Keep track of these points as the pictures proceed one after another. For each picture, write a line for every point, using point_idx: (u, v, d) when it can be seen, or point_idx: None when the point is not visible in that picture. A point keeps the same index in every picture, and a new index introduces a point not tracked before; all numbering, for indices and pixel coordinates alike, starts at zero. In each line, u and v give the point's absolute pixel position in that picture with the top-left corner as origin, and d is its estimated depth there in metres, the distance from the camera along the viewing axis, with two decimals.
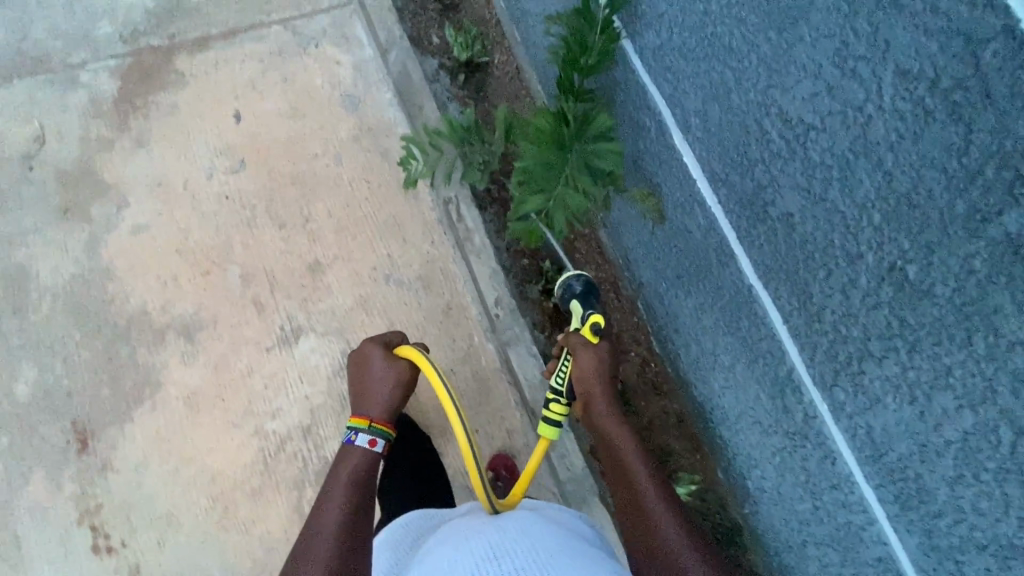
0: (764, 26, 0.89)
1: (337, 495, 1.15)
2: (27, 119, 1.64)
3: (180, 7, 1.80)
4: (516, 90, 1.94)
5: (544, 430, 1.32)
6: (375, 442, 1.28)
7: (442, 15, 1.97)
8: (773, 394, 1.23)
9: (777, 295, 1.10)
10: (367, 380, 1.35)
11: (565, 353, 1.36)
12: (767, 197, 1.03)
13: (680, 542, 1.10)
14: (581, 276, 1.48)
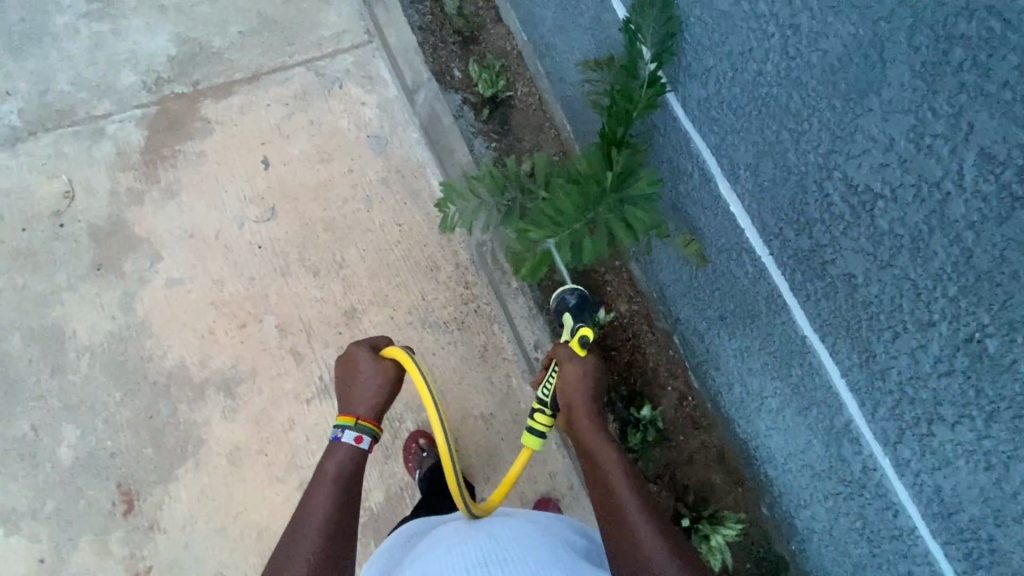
0: (827, 93, 0.88)
1: (321, 495, 1.00)
2: (55, 174, 1.62)
3: (202, 53, 1.79)
4: (540, 122, 1.90)
5: (527, 440, 1.21)
6: (360, 441, 1.08)
7: (463, 47, 1.94)
8: (827, 442, 1.23)
9: (835, 349, 1.09)
10: (353, 378, 1.16)
11: (551, 363, 1.27)
12: (826, 255, 1.02)
13: (665, 563, 0.96)
14: (577, 290, 1.57)
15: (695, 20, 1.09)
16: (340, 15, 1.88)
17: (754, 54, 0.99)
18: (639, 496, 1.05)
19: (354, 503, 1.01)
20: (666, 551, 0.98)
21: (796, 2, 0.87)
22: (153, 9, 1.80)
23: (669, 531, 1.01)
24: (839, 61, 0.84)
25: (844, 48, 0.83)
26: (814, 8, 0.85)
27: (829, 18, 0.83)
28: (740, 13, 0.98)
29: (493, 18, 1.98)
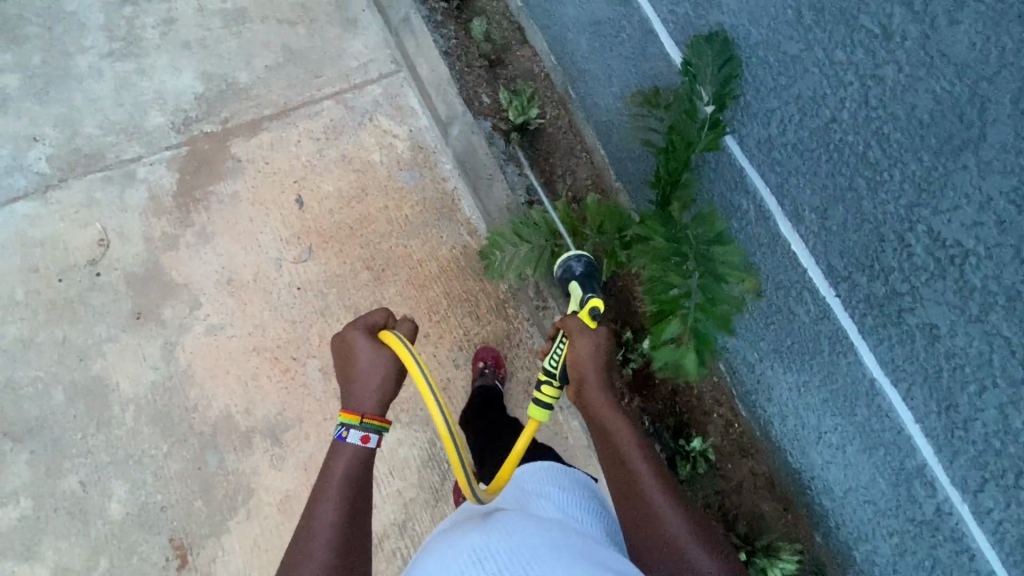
0: (914, 146, 0.86)
1: (328, 501, 0.97)
2: (88, 222, 1.60)
3: (229, 89, 1.76)
4: (571, 143, 1.84)
5: (534, 412, 1.18)
6: (369, 440, 1.06)
7: (489, 71, 1.86)
8: (895, 481, 1.21)
9: (909, 395, 1.08)
10: (352, 371, 1.13)
11: (559, 332, 1.20)
12: (904, 303, 0.99)
13: (685, 534, 0.99)
14: (583, 257, 1.38)
15: (758, 61, 1.06)
16: (365, 44, 1.84)
17: (827, 100, 0.96)
18: (656, 470, 1.06)
19: (363, 506, 0.99)
20: (684, 522, 1.01)
21: (880, 53, 0.84)
22: (177, 47, 1.77)
23: (684, 503, 1.04)
24: (930, 116, 0.82)
25: (936, 104, 0.81)
26: (903, 62, 0.82)
27: (918, 74, 0.81)
28: (813, 59, 0.95)
29: (519, 39, 1.90)
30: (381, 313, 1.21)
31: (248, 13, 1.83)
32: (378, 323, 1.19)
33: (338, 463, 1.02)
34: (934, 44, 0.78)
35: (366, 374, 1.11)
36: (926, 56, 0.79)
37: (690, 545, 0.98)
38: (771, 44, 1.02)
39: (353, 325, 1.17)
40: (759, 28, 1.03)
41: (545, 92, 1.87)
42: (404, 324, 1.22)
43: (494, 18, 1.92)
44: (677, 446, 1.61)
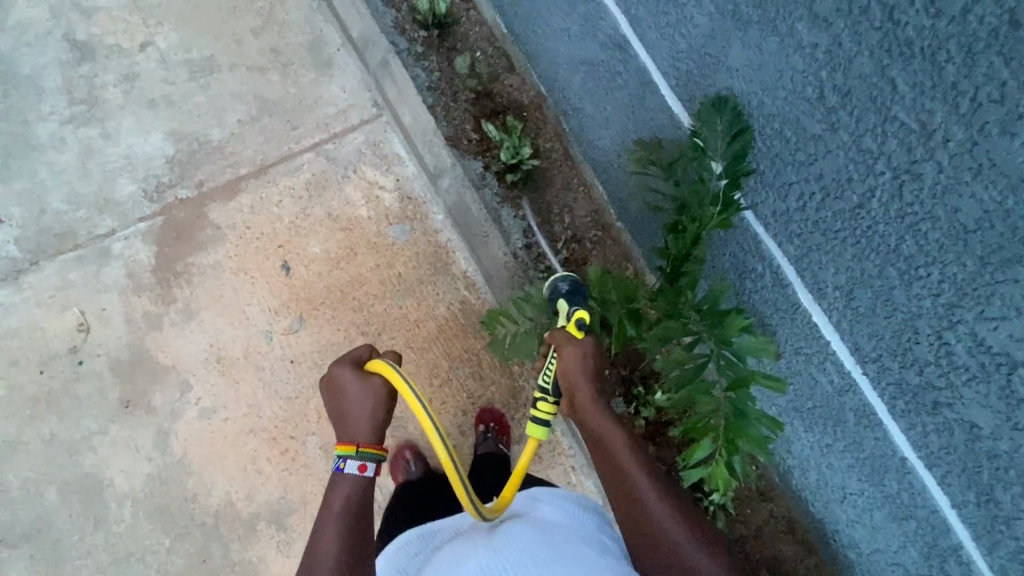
0: (957, 250, 0.77)
1: (329, 529, 0.96)
2: (64, 306, 1.52)
3: (202, 149, 1.65)
4: (568, 177, 1.73)
5: (532, 431, 1.15)
6: (366, 468, 1.02)
7: (476, 104, 1.74)
8: (926, 553, 1.16)
9: (945, 481, 1.01)
10: (343, 405, 1.10)
11: (548, 349, 1.15)
12: (940, 396, 0.92)
13: (679, 534, 0.97)
14: (567, 277, 1.25)
15: (774, 133, 0.96)
16: (343, 88, 1.72)
17: (854, 185, 0.87)
18: (649, 474, 1.03)
19: (365, 533, 0.98)
20: (679, 523, 0.98)
21: (917, 149, 0.75)
22: (143, 107, 1.66)
23: (679, 503, 1.01)
24: (975, 223, 0.73)
25: (983, 212, 0.71)
26: (945, 162, 0.72)
27: (964, 178, 0.71)
28: (838, 142, 0.85)
29: (506, 66, 1.79)
30: (365, 346, 1.20)
31: (215, 62, 1.71)
32: (365, 356, 1.17)
33: (337, 493, 1.01)
34: (983, 150, 0.68)
35: (355, 407, 1.09)
36: (973, 161, 0.69)
37: (685, 546, 0.96)
38: (788, 119, 0.92)
39: (337, 360, 1.15)
40: (774, 100, 0.93)
41: (537, 123, 1.76)
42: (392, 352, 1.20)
43: (479, 44, 1.80)
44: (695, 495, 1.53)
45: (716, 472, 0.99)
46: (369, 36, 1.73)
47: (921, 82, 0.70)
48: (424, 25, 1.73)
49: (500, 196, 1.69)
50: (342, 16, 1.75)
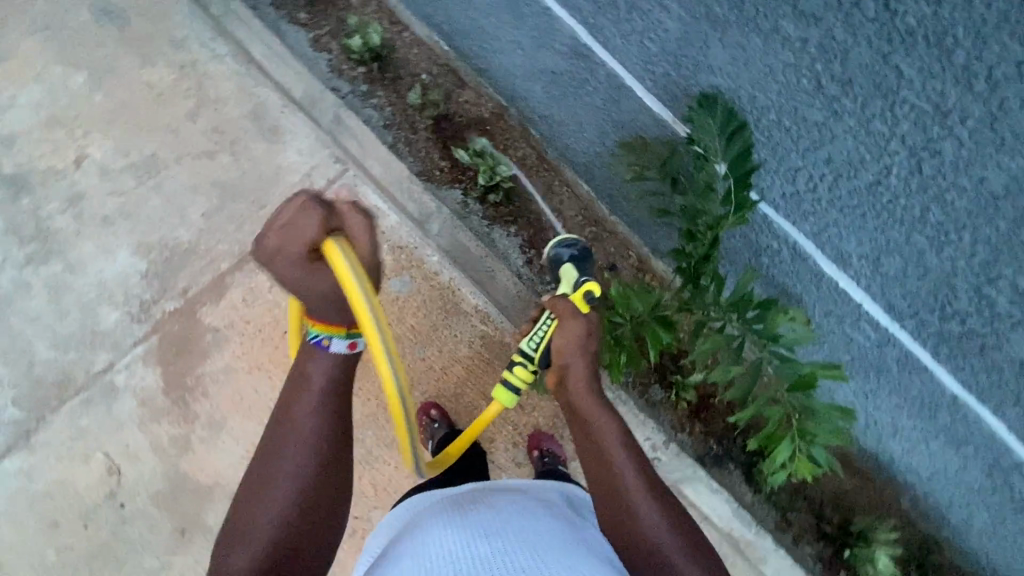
0: (987, 215, 0.78)
1: (309, 417, 0.88)
2: (87, 453, 1.46)
3: (175, 254, 1.57)
4: (547, 181, 1.65)
5: (499, 395, 1.02)
6: (356, 349, 0.90)
7: (436, 129, 1.64)
8: (988, 470, 1.21)
9: (1000, 410, 1.05)
10: (309, 291, 0.83)
11: (545, 315, 1.02)
12: (985, 340, 0.94)
13: (665, 535, 0.86)
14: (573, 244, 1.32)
15: (771, 124, 0.94)
16: (300, 151, 1.63)
17: (867, 165, 0.85)
18: (638, 467, 0.93)
19: (347, 430, 0.92)
20: (666, 524, 0.87)
21: (933, 128, 0.74)
22: (99, 226, 1.57)
23: (667, 502, 0.91)
24: (1005, 190, 0.73)
25: (1012, 178, 0.72)
26: (964, 138, 0.72)
27: (988, 151, 0.71)
28: (844, 127, 0.84)
29: (455, 82, 1.69)
30: (316, 220, 0.79)
31: (159, 159, 1.61)
32: (318, 240, 0.79)
33: (316, 370, 0.89)
34: (1005, 125, 0.68)
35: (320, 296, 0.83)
36: (996, 136, 0.69)
37: (670, 549, 0.85)
38: (786, 110, 0.89)
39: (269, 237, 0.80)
40: (767, 94, 0.90)
41: (502, 134, 1.66)
42: (356, 218, 0.81)
43: (421, 66, 1.69)
44: (751, 456, 1.53)
45: (799, 466, 1.10)
46: (312, 91, 1.64)
47: (930, 66, 0.69)
48: (361, 61, 1.66)
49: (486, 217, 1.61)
50: (278, 77, 1.65)
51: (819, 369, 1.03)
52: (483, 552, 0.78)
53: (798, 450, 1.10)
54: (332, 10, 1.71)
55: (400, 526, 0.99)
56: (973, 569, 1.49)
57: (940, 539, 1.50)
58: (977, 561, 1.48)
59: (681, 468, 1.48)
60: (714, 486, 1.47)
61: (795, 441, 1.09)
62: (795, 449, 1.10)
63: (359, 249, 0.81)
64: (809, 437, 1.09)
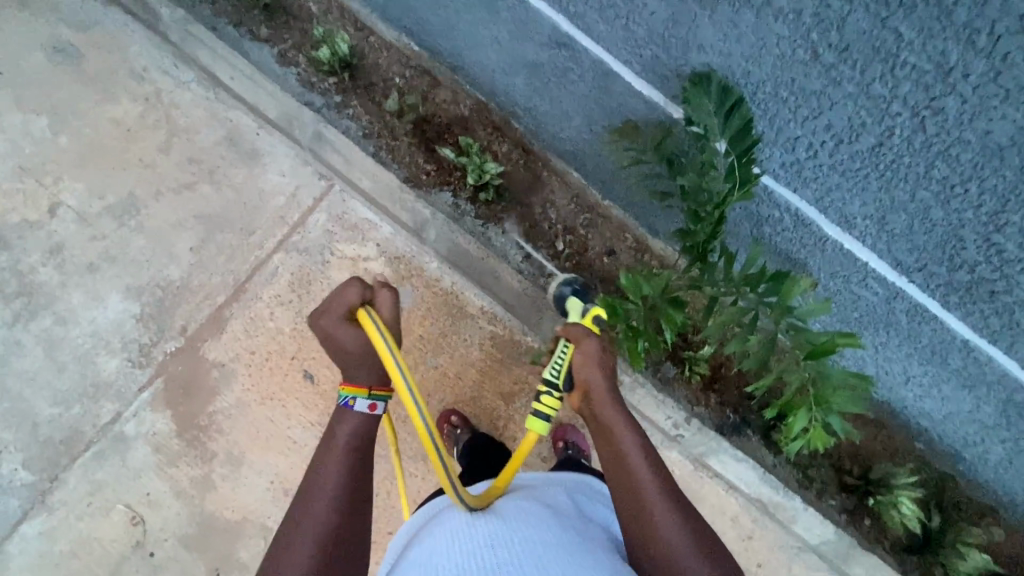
0: (993, 165, 0.79)
1: (333, 468, 0.91)
2: (107, 507, 1.44)
3: (168, 293, 1.53)
4: (535, 172, 1.61)
5: (531, 424, 0.92)
6: (376, 408, 0.98)
7: (417, 133, 1.59)
8: (1002, 407, 1.24)
9: (1012, 348, 1.07)
10: (343, 351, 0.98)
11: (561, 341, 1.00)
12: (995, 285, 0.96)
13: (686, 550, 0.81)
14: (570, 283, 1.47)
15: (767, 97, 0.95)
16: (282, 172, 1.59)
17: (869, 129, 0.86)
18: (661, 480, 0.87)
19: (367, 481, 0.93)
20: (687, 538, 0.82)
21: (935, 86, 0.75)
22: (85, 274, 1.53)
23: (690, 515, 0.85)
24: (1010, 140, 0.75)
25: (1017, 129, 0.73)
26: (967, 93, 0.73)
27: (991, 104, 0.72)
28: (843, 94, 0.85)
29: (430, 82, 1.64)
30: (356, 289, 0.98)
31: (137, 198, 1.56)
32: (357, 303, 0.98)
33: (344, 426, 0.96)
34: (1009, 77, 0.69)
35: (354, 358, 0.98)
36: (1000, 89, 0.70)
37: (691, 564, 0.80)
38: (782, 82, 0.90)
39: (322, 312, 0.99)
40: (761, 67, 0.92)
41: (484, 129, 1.62)
42: (386, 291, 1.00)
43: (394, 70, 1.64)
44: (771, 422, 1.52)
45: (815, 434, 1.11)
46: (287, 109, 1.59)
47: (929, 27, 0.70)
48: (333, 71, 1.59)
49: (481, 216, 1.56)
50: (250, 99, 1.60)
51: (833, 339, 1.01)
52: (488, 561, 0.78)
53: (815, 420, 1.09)
54: (294, 22, 1.64)
55: (414, 533, 0.98)
56: (995, 502, 1.53)
57: (959, 478, 1.53)
58: (997, 495, 1.52)
59: (705, 442, 1.50)
60: (739, 455, 1.48)
61: (813, 411, 1.09)
62: (811, 419, 1.10)
63: (386, 318, 1.00)
64: (825, 406, 1.08)
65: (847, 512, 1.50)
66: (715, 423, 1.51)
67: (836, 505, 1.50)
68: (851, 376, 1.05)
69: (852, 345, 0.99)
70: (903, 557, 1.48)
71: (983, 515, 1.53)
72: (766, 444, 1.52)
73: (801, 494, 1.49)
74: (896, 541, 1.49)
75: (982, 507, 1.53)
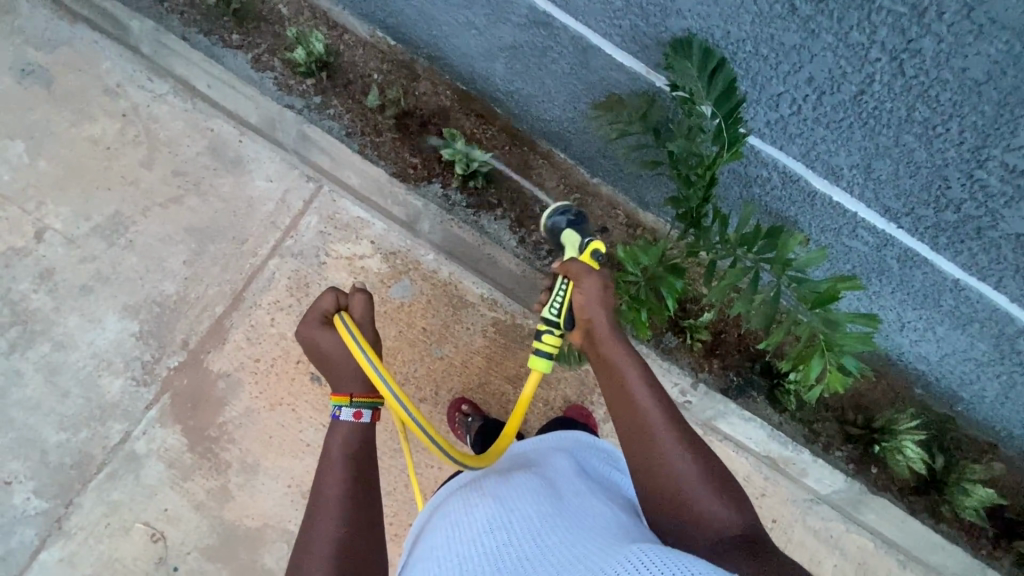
0: (972, 101, 0.84)
1: (334, 480, 0.93)
2: (125, 526, 1.43)
3: (165, 308, 1.52)
4: (521, 155, 1.61)
5: (534, 363, 1.04)
6: (362, 415, 1.01)
7: (400, 126, 1.58)
8: (995, 342, 1.28)
9: (1001, 284, 1.11)
10: (327, 357, 1.07)
11: (560, 278, 1.04)
12: (981, 222, 0.99)
13: (689, 472, 0.81)
14: (565, 209, 1.24)
15: (748, 55, 1.00)
16: (269, 177, 1.58)
17: (849, 77, 0.91)
18: (664, 408, 0.88)
19: (371, 485, 0.95)
20: (692, 464, 0.82)
21: (911, 29, 0.81)
22: (79, 297, 1.52)
23: (692, 440, 0.85)
24: (986, 75, 0.80)
25: (991, 63, 0.79)
26: (943, 33, 0.79)
27: (967, 41, 0.78)
28: (823, 44, 0.90)
29: (407, 74, 1.63)
30: (332, 297, 1.08)
31: (124, 216, 1.55)
32: (332, 309, 1.08)
33: (336, 439, 0.99)
34: (982, 13, 0.74)
35: (339, 364, 1.05)
36: (974, 25, 0.76)
37: (695, 489, 0.80)
38: (762, 38, 0.96)
39: (309, 324, 1.08)
40: (740, 27, 0.97)
41: (467, 117, 1.62)
42: (358, 296, 1.09)
43: (370, 66, 1.62)
44: (773, 380, 1.54)
45: (833, 378, 1.15)
46: (267, 114, 1.58)
47: None
48: (309, 73, 1.58)
49: (471, 203, 1.55)
50: (229, 106, 1.59)
51: (835, 286, 1.04)
52: (489, 545, 0.76)
53: (829, 363, 1.14)
54: (265, 25, 1.62)
55: (420, 532, 0.97)
56: (995, 438, 1.58)
57: (959, 417, 1.58)
58: (998, 431, 1.56)
59: (712, 406, 1.52)
60: (746, 415, 1.51)
61: (825, 356, 1.13)
62: (826, 363, 1.14)
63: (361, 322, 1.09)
64: (836, 350, 1.12)
65: (856, 462, 1.53)
66: (720, 386, 1.53)
67: (844, 458, 1.53)
68: (854, 320, 1.07)
69: (852, 288, 1.03)
70: (913, 500, 1.52)
71: (984, 451, 1.57)
72: (771, 403, 1.54)
73: (810, 448, 1.52)
74: (904, 485, 1.53)
75: (983, 444, 1.58)
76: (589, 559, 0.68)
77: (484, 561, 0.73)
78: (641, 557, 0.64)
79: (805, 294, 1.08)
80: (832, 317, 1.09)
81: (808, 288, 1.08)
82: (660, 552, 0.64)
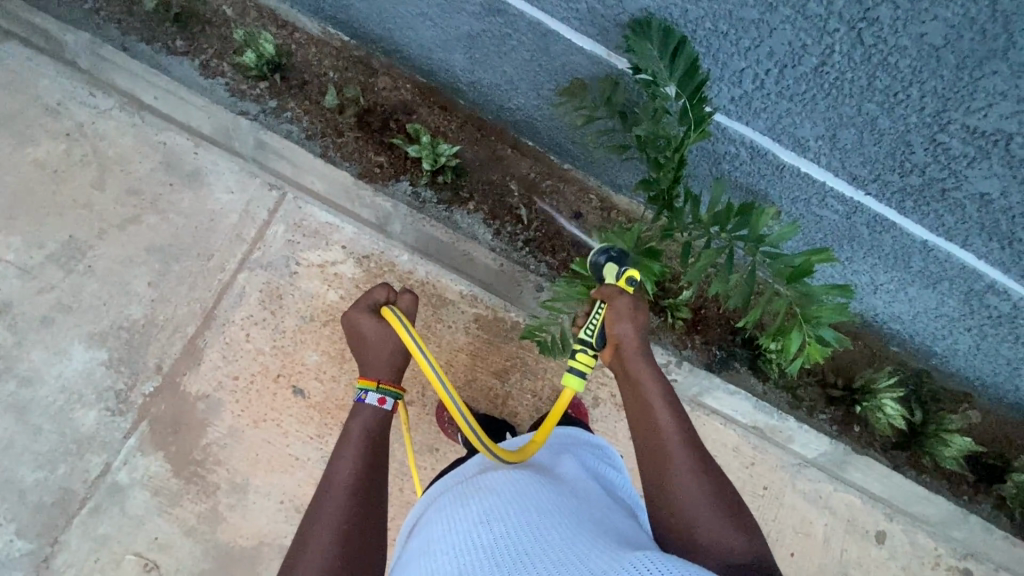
0: (931, 67, 0.84)
1: (347, 460, 0.92)
2: (116, 559, 1.40)
3: (134, 333, 1.47)
4: (489, 146, 1.58)
5: (568, 381, 1.00)
6: (385, 401, 1.02)
7: (361, 124, 1.53)
8: (964, 299, 1.31)
9: (968, 242, 1.13)
10: (364, 342, 1.09)
11: (596, 302, 1.05)
12: (945, 183, 1.00)
13: (702, 500, 0.82)
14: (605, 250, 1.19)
15: (708, 32, 0.99)
16: (229, 188, 1.52)
17: (810, 49, 0.91)
18: (683, 432, 0.89)
19: (381, 474, 0.93)
20: (706, 493, 0.82)
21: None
22: (41, 330, 1.46)
23: (709, 465, 0.86)
24: (943, 39, 0.80)
25: (948, 28, 0.79)
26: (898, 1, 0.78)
27: (921, 7, 0.78)
28: (781, 18, 0.89)
29: (365, 70, 1.57)
30: (383, 290, 1.13)
31: (79, 241, 1.48)
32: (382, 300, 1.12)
33: (356, 421, 0.99)
34: None
35: (374, 353, 1.07)
36: None
37: (705, 517, 0.80)
38: (720, 14, 0.95)
39: (356, 309, 1.11)
40: (697, 4, 0.96)
41: (430, 111, 1.57)
42: (407, 295, 1.15)
43: (326, 64, 1.56)
44: (755, 350, 1.56)
45: (811, 349, 1.16)
46: (221, 123, 1.52)
47: None
48: (262, 76, 1.52)
49: (439, 199, 1.51)
50: (181, 118, 1.53)
51: (811, 259, 1.05)
52: (485, 538, 0.75)
53: (807, 335, 1.14)
54: (211, 29, 1.55)
55: (415, 525, 0.96)
56: (970, 388, 1.62)
57: (933, 371, 1.63)
58: (972, 381, 1.61)
59: (698, 382, 1.53)
60: (731, 388, 1.52)
61: (803, 329, 1.12)
62: (805, 335, 1.14)
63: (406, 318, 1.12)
64: (813, 322, 1.12)
65: (840, 424, 1.56)
66: (703, 362, 1.54)
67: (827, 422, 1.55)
68: (830, 290, 1.08)
69: (825, 261, 1.04)
70: (896, 454, 1.56)
71: (959, 401, 1.62)
72: (754, 372, 1.56)
73: (795, 415, 1.54)
74: (886, 440, 1.56)
75: (959, 394, 1.62)
76: (590, 560, 0.68)
77: (481, 555, 0.72)
78: (645, 564, 0.64)
79: (781, 268, 1.09)
80: (809, 290, 1.10)
81: (783, 263, 1.09)
82: (662, 562, 0.65)
